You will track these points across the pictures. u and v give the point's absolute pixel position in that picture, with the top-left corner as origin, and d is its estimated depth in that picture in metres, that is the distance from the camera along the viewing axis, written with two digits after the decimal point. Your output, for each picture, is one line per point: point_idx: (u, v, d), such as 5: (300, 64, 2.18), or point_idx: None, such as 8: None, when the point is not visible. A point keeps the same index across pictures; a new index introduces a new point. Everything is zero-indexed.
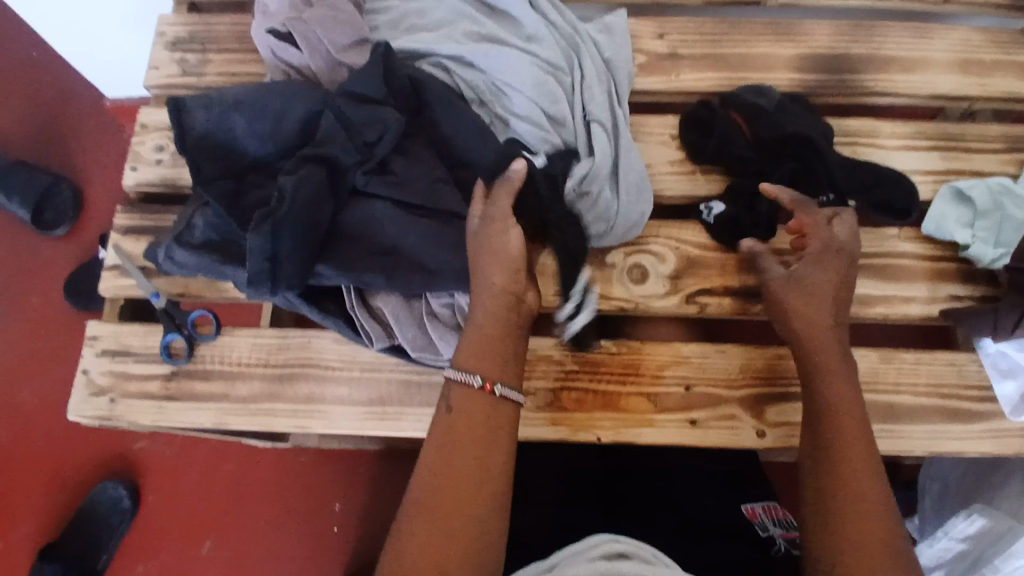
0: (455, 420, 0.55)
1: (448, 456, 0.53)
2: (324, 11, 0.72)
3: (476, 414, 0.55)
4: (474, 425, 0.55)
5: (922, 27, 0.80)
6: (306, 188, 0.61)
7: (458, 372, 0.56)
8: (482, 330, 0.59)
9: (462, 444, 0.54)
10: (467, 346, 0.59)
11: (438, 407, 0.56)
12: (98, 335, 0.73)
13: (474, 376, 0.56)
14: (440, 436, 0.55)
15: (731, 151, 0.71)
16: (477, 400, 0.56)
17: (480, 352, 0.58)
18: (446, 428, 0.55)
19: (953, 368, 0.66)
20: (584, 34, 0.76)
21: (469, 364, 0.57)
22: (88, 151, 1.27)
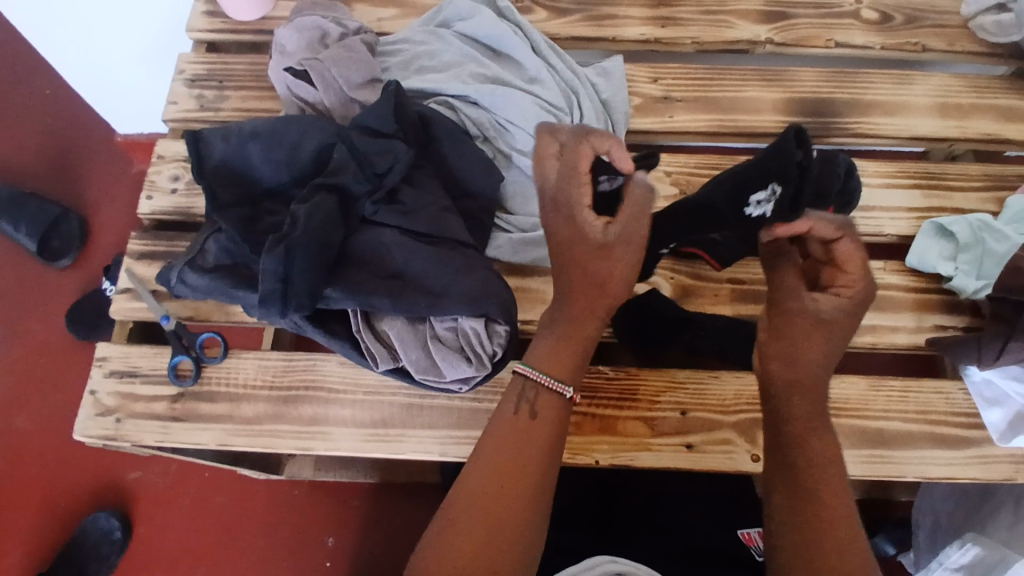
0: (527, 426, 0.57)
1: (520, 457, 0.55)
2: (338, 51, 0.76)
3: (557, 425, 0.57)
4: (551, 435, 0.57)
5: (901, 74, 0.85)
6: (318, 214, 0.65)
7: (544, 376, 0.58)
8: (569, 337, 0.59)
9: (534, 447, 0.56)
10: (546, 352, 0.60)
11: (517, 406, 0.57)
12: (107, 357, 0.74)
13: (566, 388, 0.58)
14: (513, 435, 0.56)
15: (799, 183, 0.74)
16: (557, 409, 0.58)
17: (567, 356, 0.59)
18: (521, 426, 0.57)
19: (940, 396, 0.68)
20: (583, 77, 0.81)
21: (556, 371, 0.58)
22: (98, 184, 1.30)
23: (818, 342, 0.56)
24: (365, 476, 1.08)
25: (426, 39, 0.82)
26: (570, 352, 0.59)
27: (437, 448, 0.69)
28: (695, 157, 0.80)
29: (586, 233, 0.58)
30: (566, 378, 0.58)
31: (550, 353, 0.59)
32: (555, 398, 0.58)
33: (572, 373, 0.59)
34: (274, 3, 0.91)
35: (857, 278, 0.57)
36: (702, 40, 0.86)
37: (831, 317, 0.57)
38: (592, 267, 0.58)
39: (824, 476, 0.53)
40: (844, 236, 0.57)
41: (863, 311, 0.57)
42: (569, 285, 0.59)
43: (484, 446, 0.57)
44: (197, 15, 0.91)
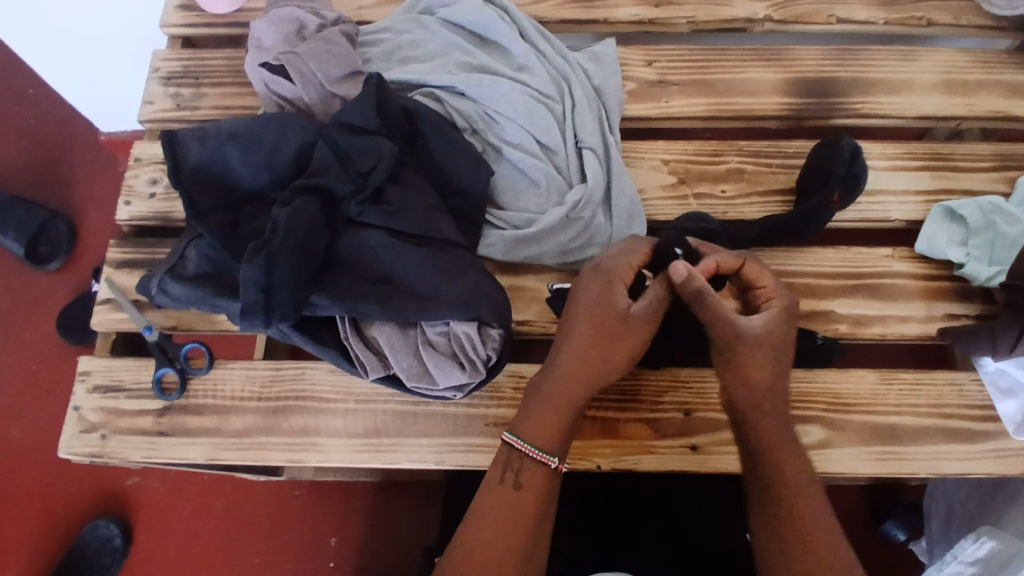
0: (513, 493, 0.55)
1: (507, 529, 0.54)
2: (317, 44, 0.73)
3: (542, 490, 0.56)
4: (537, 500, 0.56)
5: (906, 50, 0.81)
6: (301, 219, 0.62)
7: (531, 447, 0.56)
8: (561, 404, 0.57)
9: (520, 516, 0.55)
10: (535, 419, 0.57)
11: (500, 474, 0.56)
12: (90, 371, 0.72)
13: (551, 458, 0.56)
14: (497, 507, 0.55)
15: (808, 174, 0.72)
16: (542, 477, 0.56)
17: (553, 426, 0.57)
18: (503, 495, 0.55)
19: (953, 387, 0.66)
20: (573, 64, 0.77)
21: (544, 440, 0.57)
22: (82, 185, 1.27)
23: (758, 365, 0.56)
24: (366, 476, 1.06)
25: (408, 28, 0.78)
26: (560, 420, 0.57)
27: (433, 458, 0.67)
28: (692, 144, 0.76)
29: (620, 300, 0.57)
30: (554, 449, 0.57)
31: (539, 422, 0.57)
32: (541, 467, 0.56)
33: (561, 443, 0.57)
34: None
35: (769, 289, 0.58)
36: (697, 19, 0.82)
37: (763, 332, 0.56)
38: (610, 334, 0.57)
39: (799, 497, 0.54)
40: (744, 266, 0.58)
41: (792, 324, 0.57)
42: (573, 348, 0.58)
43: (468, 523, 0.55)
44: (171, 9, 0.87)
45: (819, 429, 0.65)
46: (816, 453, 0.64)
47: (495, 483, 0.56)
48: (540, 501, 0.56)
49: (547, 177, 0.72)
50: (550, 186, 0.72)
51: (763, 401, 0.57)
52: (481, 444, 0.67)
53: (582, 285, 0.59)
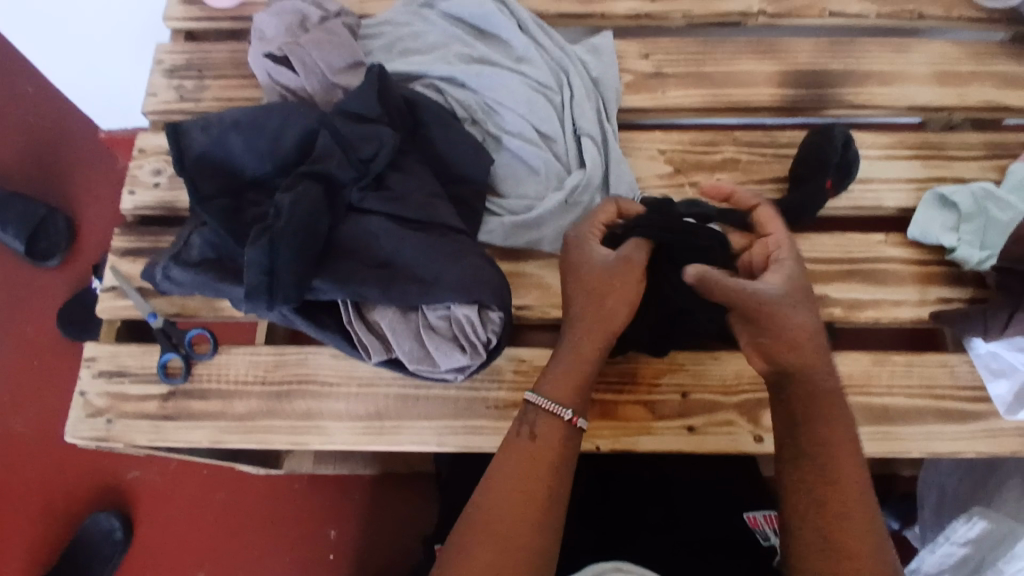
0: (525, 445, 0.57)
1: (526, 477, 0.56)
2: (320, 35, 0.74)
3: (554, 441, 0.58)
4: (549, 454, 0.57)
5: (898, 43, 0.83)
6: (303, 203, 0.63)
7: (546, 401, 0.58)
8: (579, 361, 0.60)
9: (529, 465, 0.56)
10: (558, 375, 0.60)
11: (522, 432, 0.58)
12: (95, 357, 0.73)
13: (563, 409, 0.58)
14: (510, 459, 0.57)
15: (803, 162, 0.73)
16: (554, 428, 0.58)
17: (573, 381, 0.59)
18: (517, 448, 0.57)
19: (944, 369, 0.68)
20: (572, 55, 0.79)
21: (558, 394, 0.59)
22: (82, 181, 1.28)
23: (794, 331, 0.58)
24: (366, 468, 1.07)
25: (409, 20, 0.80)
26: (577, 375, 0.60)
27: (435, 440, 0.68)
28: (689, 134, 0.78)
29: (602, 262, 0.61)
30: (568, 403, 0.59)
31: (557, 378, 0.59)
32: (554, 419, 0.58)
33: (576, 399, 0.59)
34: None
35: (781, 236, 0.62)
36: (693, 13, 0.84)
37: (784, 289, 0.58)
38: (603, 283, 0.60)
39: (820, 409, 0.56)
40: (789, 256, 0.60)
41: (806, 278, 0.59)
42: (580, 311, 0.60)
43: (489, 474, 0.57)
44: (174, 3, 0.88)
45: None
46: None
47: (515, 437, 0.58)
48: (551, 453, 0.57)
49: (547, 165, 0.73)
50: (549, 173, 0.73)
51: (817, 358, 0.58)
52: (482, 426, 0.68)
53: (571, 263, 0.62)
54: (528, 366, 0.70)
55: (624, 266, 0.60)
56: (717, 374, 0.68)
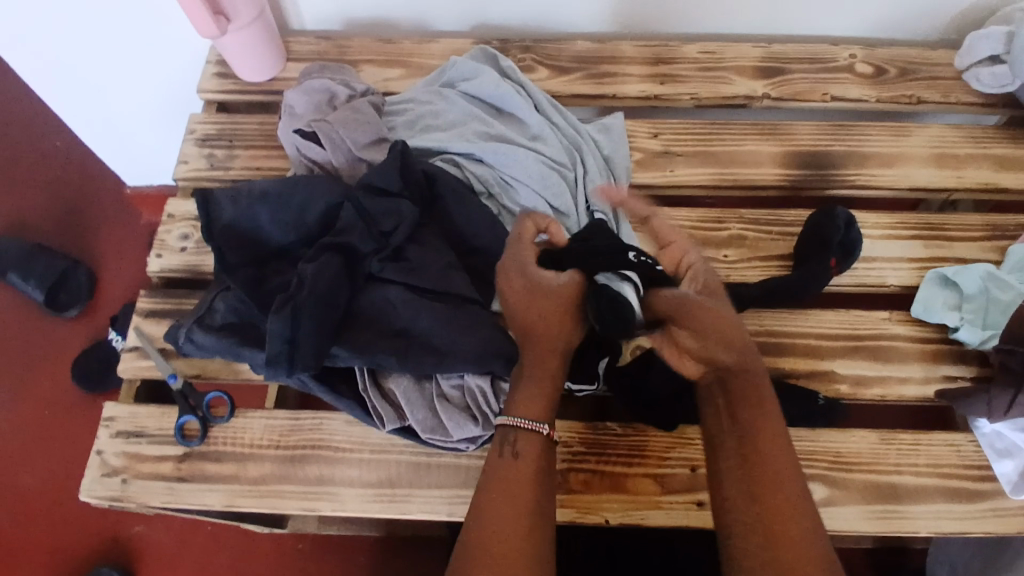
0: (514, 465, 0.58)
1: (513, 497, 0.56)
2: (347, 113, 0.79)
3: (539, 460, 0.59)
4: (535, 475, 0.57)
5: (898, 126, 0.86)
6: (325, 273, 0.66)
7: (524, 420, 0.60)
8: (541, 380, 0.62)
9: (520, 492, 0.56)
10: (522, 398, 0.61)
11: (499, 451, 0.59)
12: (114, 417, 0.74)
13: (541, 426, 0.60)
14: (499, 490, 0.56)
15: (804, 243, 0.76)
16: (540, 448, 0.59)
17: (541, 400, 0.61)
18: (502, 476, 0.57)
19: (951, 448, 0.68)
20: (585, 134, 0.83)
21: (530, 412, 0.60)
22: (105, 236, 1.32)
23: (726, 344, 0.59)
24: (370, 530, 1.06)
25: (431, 98, 0.84)
26: (544, 392, 0.61)
27: (445, 509, 0.68)
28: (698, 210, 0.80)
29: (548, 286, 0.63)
30: (542, 418, 0.60)
31: (529, 399, 0.61)
32: (535, 436, 0.59)
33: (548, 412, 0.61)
34: (284, 64, 0.92)
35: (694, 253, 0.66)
36: (700, 95, 0.88)
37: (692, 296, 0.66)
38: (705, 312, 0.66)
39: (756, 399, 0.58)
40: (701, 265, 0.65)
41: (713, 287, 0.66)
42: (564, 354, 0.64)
43: (481, 496, 0.57)
44: (208, 76, 0.92)
45: (822, 487, 0.66)
46: (821, 512, 0.65)
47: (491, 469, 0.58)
48: (540, 473, 0.58)
49: None
50: None
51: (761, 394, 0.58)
52: None
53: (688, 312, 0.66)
54: None
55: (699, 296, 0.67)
56: None
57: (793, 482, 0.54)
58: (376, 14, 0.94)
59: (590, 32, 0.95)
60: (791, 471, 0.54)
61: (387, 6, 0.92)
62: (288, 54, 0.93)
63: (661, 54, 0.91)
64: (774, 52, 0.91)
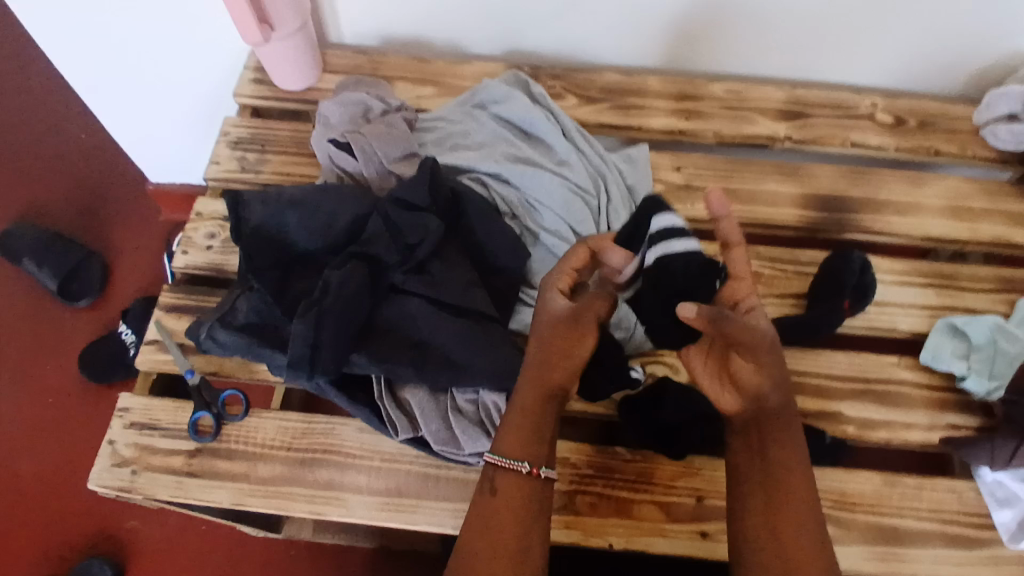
0: (501, 506, 0.57)
1: (502, 530, 0.55)
2: (380, 127, 0.81)
3: (524, 503, 0.57)
4: (518, 511, 0.56)
5: (914, 176, 0.88)
6: (350, 281, 0.68)
7: (501, 458, 0.59)
8: (524, 415, 0.61)
9: (507, 527, 0.56)
10: (508, 437, 0.60)
11: (482, 490, 0.58)
12: (128, 408, 0.75)
13: (520, 464, 0.58)
14: (486, 530, 0.55)
15: (821, 281, 0.77)
16: (523, 488, 0.58)
17: (522, 440, 0.59)
18: (492, 516, 0.56)
19: (953, 495, 0.69)
20: (610, 163, 0.85)
21: (511, 452, 0.59)
22: (125, 229, 1.34)
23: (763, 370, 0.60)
24: (366, 540, 1.06)
25: (462, 119, 0.86)
26: (529, 432, 0.60)
27: (450, 522, 0.69)
28: (715, 245, 0.82)
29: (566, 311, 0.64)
30: (523, 456, 0.59)
31: (512, 437, 0.60)
32: (514, 474, 0.58)
33: (528, 450, 0.59)
34: (320, 75, 0.95)
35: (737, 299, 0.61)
36: (724, 133, 0.90)
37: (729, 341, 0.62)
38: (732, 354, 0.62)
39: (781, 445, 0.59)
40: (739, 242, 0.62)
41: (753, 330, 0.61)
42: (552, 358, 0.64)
43: (470, 530, 0.56)
44: (245, 81, 0.95)
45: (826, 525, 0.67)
46: None
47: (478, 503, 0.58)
48: (524, 516, 0.56)
49: None
50: None
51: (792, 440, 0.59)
52: None
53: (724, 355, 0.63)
54: None
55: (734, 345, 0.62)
56: None
57: (810, 527, 0.55)
58: (413, 33, 0.97)
59: (619, 64, 0.98)
60: (809, 518, 0.55)
61: (425, 26, 0.95)
62: (325, 65, 0.95)
63: (687, 91, 0.93)
64: (797, 96, 0.94)
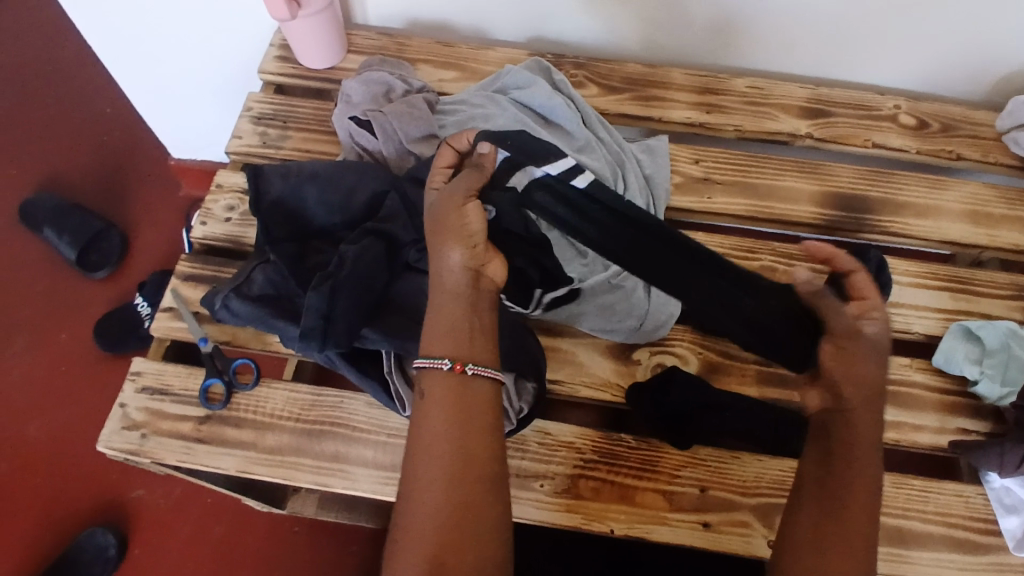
0: (435, 418, 0.55)
1: (441, 439, 0.54)
2: (402, 107, 0.81)
3: (455, 409, 0.55)
4: (444, 410, 0.55)
5: (935, 180, 0.88)
6: (365, 256, 0.68)
7: (426, 360, 0.56)
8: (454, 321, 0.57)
9: (441, 432, 0.54)
10: (435, 336, 0.57)
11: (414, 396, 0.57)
12: (141, 372, 0.76)
13: (441, 361, 0.56)
14: (429, 439, 0.54)
15: None
16: (452, 387, 0.55)
17: (451, 335, 0.57)
18: (429, 427, 0.55)
19: (959, 499, 0.68)
20: (629, 152, 0.85)
21: (434, 350, 0.57)
22: (143, 203, 1.35)
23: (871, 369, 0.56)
24: (368, 521, 1.07)
25: (483, 102, 0.86)
26: (459, 332, 0.57)
27: None
28: (731, 239, 0.82)
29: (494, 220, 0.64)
30: (444, 352, 0.56)
31: (437, 335, 0.57)
32: (435, 372, 0.56)
33: (449, 346, 0.56)
34: (345, 54, 0.95)
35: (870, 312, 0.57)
36: (745, 128, 0.90)
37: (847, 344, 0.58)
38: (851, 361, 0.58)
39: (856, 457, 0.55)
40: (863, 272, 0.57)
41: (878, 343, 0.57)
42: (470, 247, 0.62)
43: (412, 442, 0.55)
44: (270, 59, 0.95)
45: None
46: None
47: (424, 428, 0.55)
48: (455, 418, 0.54)
49: None
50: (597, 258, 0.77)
51: (861, 443, 0.55)
52: None
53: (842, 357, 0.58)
54: (553, 440, 0.71)
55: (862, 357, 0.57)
56: (738, 474, 0.69)
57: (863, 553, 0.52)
58: (438, 17, 0.97)
59: (642, 56, 0.98)
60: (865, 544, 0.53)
61: (451, 10, 0.96)
62: (350, 46, 0.96)
63: (710, 85, 0.93)
64: (820, 95, 0.93)
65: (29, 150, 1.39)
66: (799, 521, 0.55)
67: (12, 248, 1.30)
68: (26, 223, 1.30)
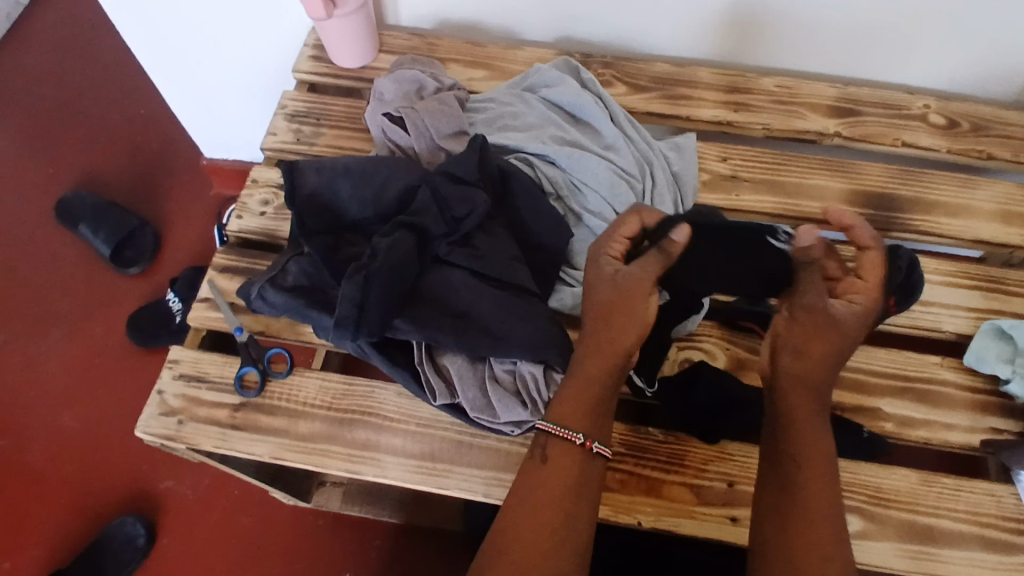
0: (551, 477, 0.58)
1: (543, 499, 0.57)
2: (433, 104, 0.83)
3: (566, 473, 0.58)
4: (564, 480, 0.58)
5: (965, 179, 0.87)
6: (397, 248, 0.69)
7: (557, 426, 0.59)
8: (585, 386, 0.61)
9: (553, 497, 0.57)
10: (563, 403, 0.61)
11: (535, 456, 0.60)
12: (178, 360, 0.78)
13: (575, 434, 0.59)
14: (528, 497, 0.57)
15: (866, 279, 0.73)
16: (576, 461, 0.58)
17: (567, 409, 0.60)
18: (538, 486, 0.58)
19: (991, 498, 0.68)
20: (657, 150, 0.85)
21: (564, 420, 0.60)
22: (176, 200, 1.38)
23: (824, 341, 0.61)
24: (390, 515, 1.09)
25: (512, 101, 0.88)
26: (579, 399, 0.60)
27: (482, 489, 0.70)
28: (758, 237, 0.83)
29: (609, 277, 0.62)
30: (579, 427, 0.59)
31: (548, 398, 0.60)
32: (568, 444, 0.59)
33: (585, 421, 0.60)
34: (376, 54, 0.97)
35: (873, 284, 0.63)
36: (773, 126, 0.90)
37: (840, 318, 0.61)
38: (815, 335, 0.61)
39: (814, 479, 0.57)
40: (874, 246, 0.64)
41: (873, 316, 0.61)
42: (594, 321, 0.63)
43: (513, 497, 0.58)
44: (304, 58, 0.98)
45: (858, 519, 0.66)
46: (854, 543, 0.65)
47: (533, 490, 0.58)
48: (571, 491, 0.57)
49: None
50: None
51: (809, 415, 0.60)
52: None
53: (800, 328, 0.62)
54: None
55: (831, 323, 0.61)
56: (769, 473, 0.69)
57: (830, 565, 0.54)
58: (467, 17, 0.99)
59: (670, 55, 0.99)
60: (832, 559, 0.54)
61: (480, 10, 0.97)
62: (382, 46, 0.98)
63: (738, 84, 0.94)
64: (849, 94, 0.93)
65: (67, 149, 1.43)
66: (763, 513, 0.58)
67: (49, 243, 1.34)
68: (63, 219, 1.33)
